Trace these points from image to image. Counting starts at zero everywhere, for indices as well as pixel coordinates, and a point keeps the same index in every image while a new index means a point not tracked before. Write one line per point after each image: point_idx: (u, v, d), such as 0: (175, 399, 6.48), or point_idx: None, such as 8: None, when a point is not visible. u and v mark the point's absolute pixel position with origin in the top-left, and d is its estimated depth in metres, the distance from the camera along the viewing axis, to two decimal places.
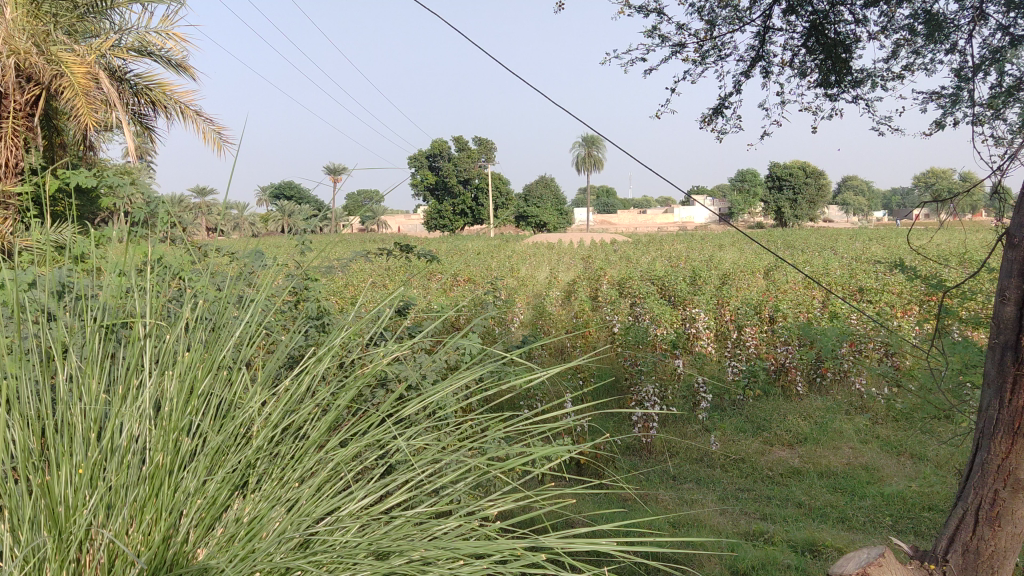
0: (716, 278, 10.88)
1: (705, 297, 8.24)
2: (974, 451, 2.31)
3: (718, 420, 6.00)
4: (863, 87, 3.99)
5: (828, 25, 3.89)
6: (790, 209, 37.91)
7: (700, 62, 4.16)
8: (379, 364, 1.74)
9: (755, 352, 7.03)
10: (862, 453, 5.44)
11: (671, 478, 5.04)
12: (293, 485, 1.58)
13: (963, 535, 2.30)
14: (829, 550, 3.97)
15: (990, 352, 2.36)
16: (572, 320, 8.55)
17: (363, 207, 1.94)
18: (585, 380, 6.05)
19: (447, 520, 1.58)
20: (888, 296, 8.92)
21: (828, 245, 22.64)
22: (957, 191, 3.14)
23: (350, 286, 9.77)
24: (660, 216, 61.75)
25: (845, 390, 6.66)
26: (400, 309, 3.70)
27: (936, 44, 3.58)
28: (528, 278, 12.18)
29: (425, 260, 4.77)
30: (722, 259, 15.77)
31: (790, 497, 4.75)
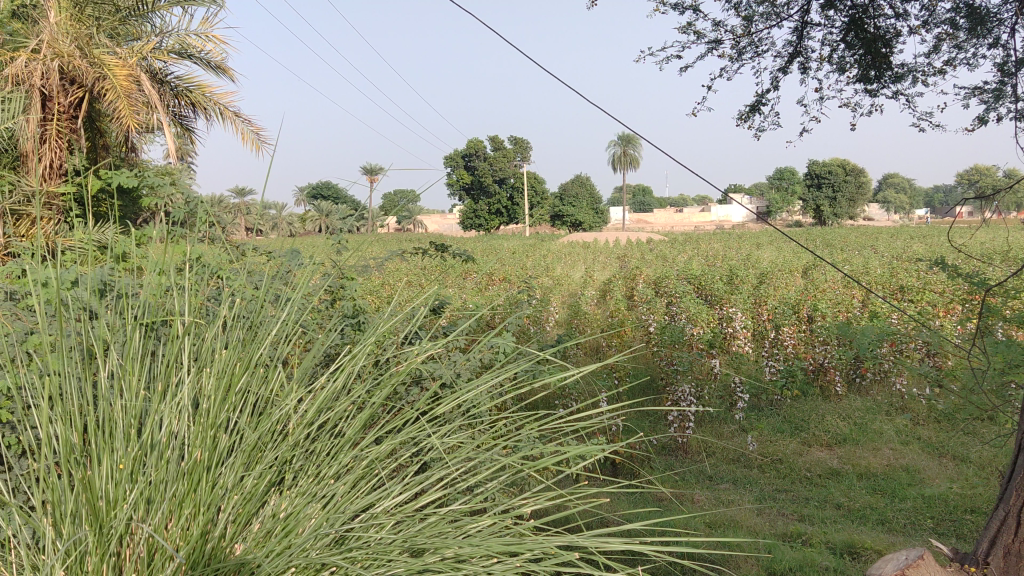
0: (754, 277, 10.78)
1: (742, 296, 8.16)
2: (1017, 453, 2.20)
3: (755, 420, 5.94)
4: (903, 83, 3.92)
5: (868, 19, 3.83)
6: (828, 207, 37.43)
7: (737, 60, 4.11)
8: (413, 362, 1.75)
9: (793, 352, 6.94)
10: (903, 455, 5.36)
11: (708, 479, 5.01)
12: (328, 482, 1.59)
13: (1004, 538, 2.18)
14: (868, 552, 3.91)
15: None
16: (608, 319, 8.50)
17: (399, 207, 1.95)
18: (620, 379, 6.05)
19: (481, 518, 1.58)
20: (929, 295, 8.78)
21: (869, 242, 22.36)
22: (1001, 189, 3.06)
23: (386, 286, 9.82)
24: (697, 215, 61.19)
25: (885, 391, 6.56)
26: (435, 308, 3.72)
27: (979, 38, 3.52)
28: (562, 278, 12.16)
29: (460, 259, 4.77)
30: (761, 258, 15.58)
31: (829, 498, 4.70)
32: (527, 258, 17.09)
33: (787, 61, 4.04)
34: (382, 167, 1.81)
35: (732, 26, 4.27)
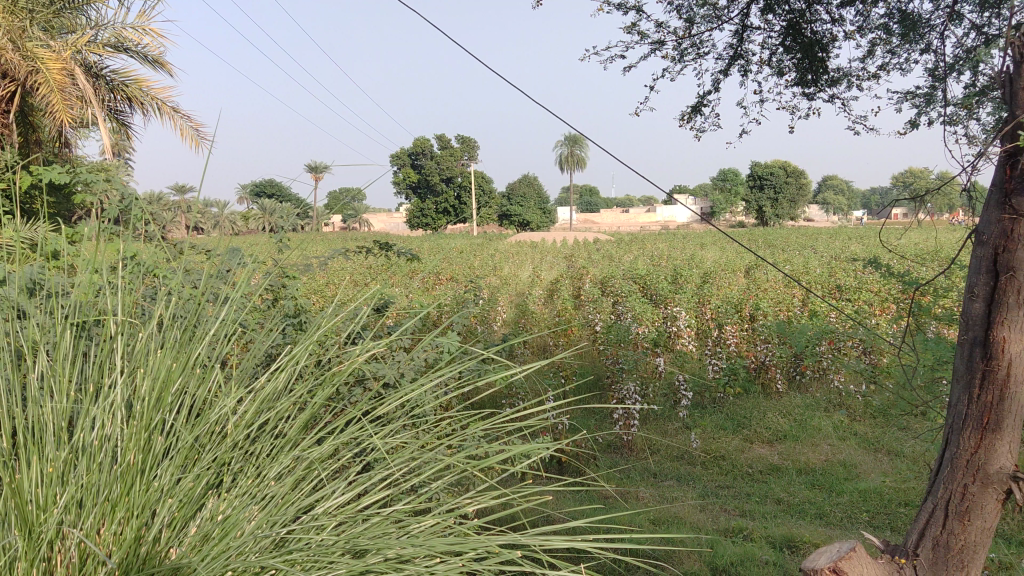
0: (697, 277, 10.93)
1: (686, 295, 8.26)
2: (942, 447, 2.24)
3: (698, 418, 6.03)
4: (839, 86, 4.01)
5: (805, 24, 3.91)
6: (771, 208, 38.12)
7: (679, 61, 4.16)
8: (355, 362, 1.73)
9: (736, 350, 7.05)
10: (840, 450, 5.48)
11: (652, 476, 5.07)
12: (268, 483, 1.56)
13: (933, 530, 2.21)
14: (807, 546, 3.99)
15: (959, 348, 2.25)
16: (554, 318, 8.54)
17: (343, 205, 1.93)
18: (566, 378, 6.08)
19: (423, 518, 1.57)
20: (866, 294, 8.99)
21: (809, 242, 22.85)
22: (933, 191, 3.14)
23: (330, 285, 9.72)
24: (644, 215, 61.70)
25: (823, 388, 6.70)
26: (379, 307, 3.70)
27: (911, 44, 3.61)
28: (509, 277, 12.18)
29: (405, 257, 4.75)
30: (704, 258, 15.81)
31: (769, 494, 4.78)
32: (474, 258, 17.08)
33: (727, 63, 4.10)
34: (324, 164, 1.78)
35: (674, 27, 4.32)
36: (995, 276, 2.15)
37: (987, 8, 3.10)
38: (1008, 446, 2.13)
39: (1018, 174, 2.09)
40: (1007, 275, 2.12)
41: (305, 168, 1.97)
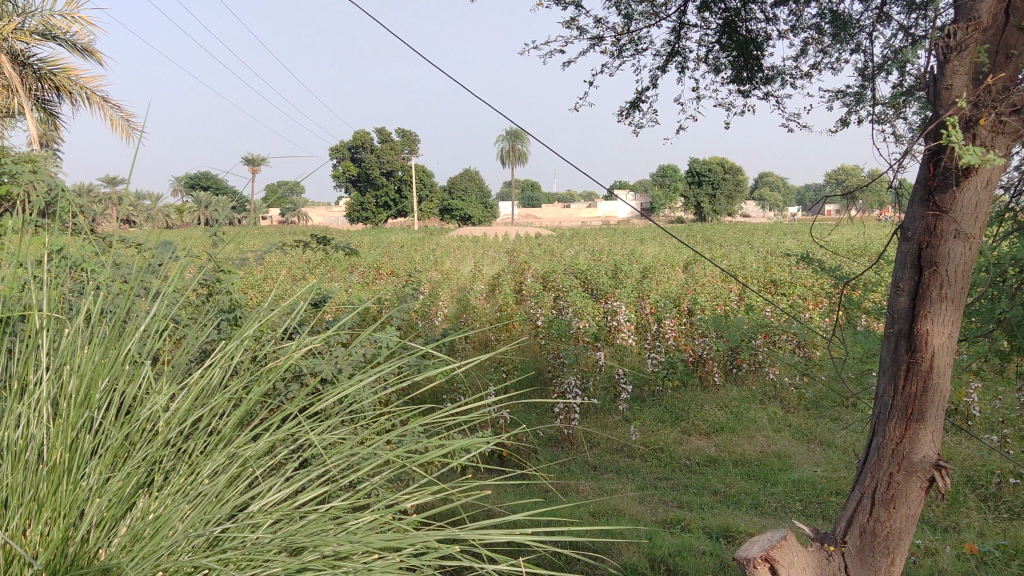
0: (637, 271, 11.05)
1: (626, 290, 8.34)
2: (870, 437, 2.30)
3: (637, 411, 6.10)
4: (773, 84, 4.09)
5: (740, 22, 3.98)
6: (709, 204, 38.72)
7: (618, 56, 4.19)
8: (291, 357, 1.70)
9: (674, 344, 7.14)
10: (775, 441, 5.60)
11: (592, 468, 5.11)
12: (201, 482, 1.53)
13: (860, 517, 2.28)
14: (742, 536, 4.07)
15: (885, 340, 2.32)
16: (496, 313, 8.55)
17: (283, 198, 1.89)
18: (507, 372, 6.09)
19: (362, 514, 1.55)
20: (799, 289, 9.20)
21: (746, 238, 23.30)
22: (864, 188, 3.22)
23: (269, 280, 9.59)
24: (585, 210, 62.11)
25: (759, 380, 6.83)
26: (316, 301, 3.65)
27: (842, 44, 3.70)
28: (450, 272, 12.14)
29: (344, 251, 4.70)
30: (644, 252, 15.98)
31: (706, 485, 4.87)
32: (415, 252, 17.00)
33: (664, 60, 4.15)
34: (262, 156, 1.75)
35: (613, 23, 4.35)
36: (919, 271, 2.21)
37: (914, 10, 3.19)
38: (931, 435, 2.20)
39: (941, 171, 2.15)
40: (931, 269, 2.18)
41: (243, 160, 1.93)
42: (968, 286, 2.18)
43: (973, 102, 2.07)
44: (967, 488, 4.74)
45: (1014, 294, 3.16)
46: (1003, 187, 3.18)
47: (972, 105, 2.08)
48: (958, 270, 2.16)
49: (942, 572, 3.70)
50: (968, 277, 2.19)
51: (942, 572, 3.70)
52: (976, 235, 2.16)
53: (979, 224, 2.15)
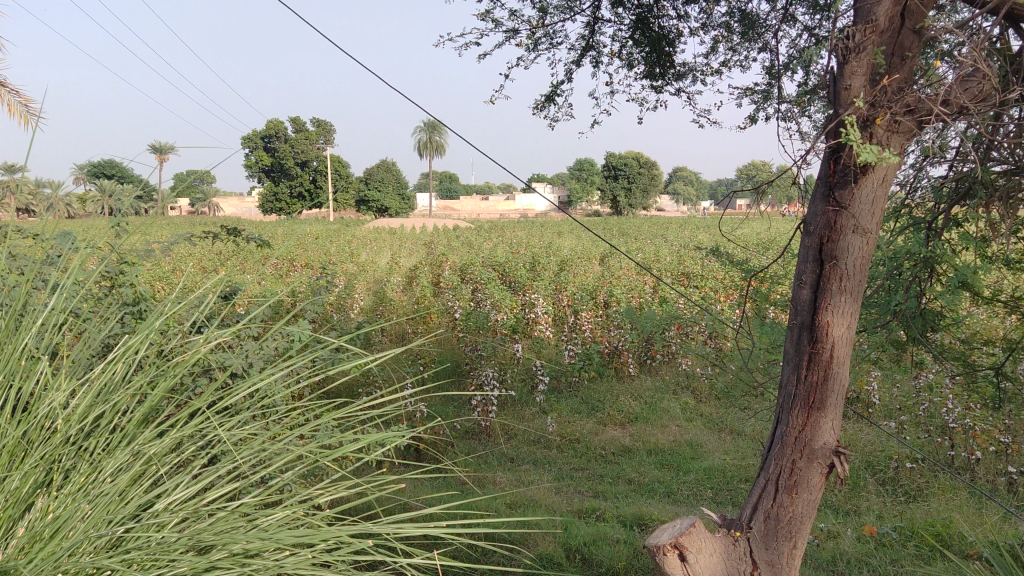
0: (555, 264, 11.14)
1: (544, 283, 8.40)
2: (774, 425, 2.36)
3: (554, 403, 6.15)
4: (684, 81, 4.17)
5: (653, 19, 4.04)
6: (625, 198, 39.29)
7: (533, 50, 4.21)
8: (198, 350, 1.64)
9: (590, 336, 7.23)
10: (687, 430, 5.73)
11: (509, 461, 5.15)
12: (103, 480, 1.47)
13: (764, 503, 2.34)
14: (655, 523, 4.15)
15: (789, 331, 2.39)
16: (413, 305, 8.50)
17: (192, 188, 1.83)
18: (424, 365, 6.07)
19: (273, 511, 1.51)
20: (711, 282, 9.43)
21: (661, 232, 23.78)
22: (772, 184, 3.32)
23: (179, 273, 9.31)
24: (505, 203, 62.24)
25: (673, 371, 6.97)
26: (227, 294, 3.56)
27: (750, 42, 3.79)
28: (367, 263, 12.02)
29: (256, 243, 4.60)
30: (561, 246, 16.12)
31: (621, 474, 4.95)
32: (331, 244, 16.73)
33: (579, 54, 4.18)
34: (168, 145, 1.69)
35: (529, 16, 4.36)
36: (820, 264, 2.29)
37: (818, 12, 3.30)
38: (831, 423, 2.28)
39: (841, 168, 2.23)
40: (831, 263, 2.25)
41: (149, 148, 1.87)
42: (865, 279, 2.27)
43: (870, 102, 2.14)
44: (867, 472, 4.93)
45: (911, 286, 3.29)
46: (900, 184, 3.32)
47: (869, 105, 2.15)
48: (857, 263, 2.25)
49: (844, 554, 3.85)
50: (865, 271, 2.27)
51: (843, 554, 3.85)
52: (873, 230, 2.24)
53: (876, 220, 2.24)
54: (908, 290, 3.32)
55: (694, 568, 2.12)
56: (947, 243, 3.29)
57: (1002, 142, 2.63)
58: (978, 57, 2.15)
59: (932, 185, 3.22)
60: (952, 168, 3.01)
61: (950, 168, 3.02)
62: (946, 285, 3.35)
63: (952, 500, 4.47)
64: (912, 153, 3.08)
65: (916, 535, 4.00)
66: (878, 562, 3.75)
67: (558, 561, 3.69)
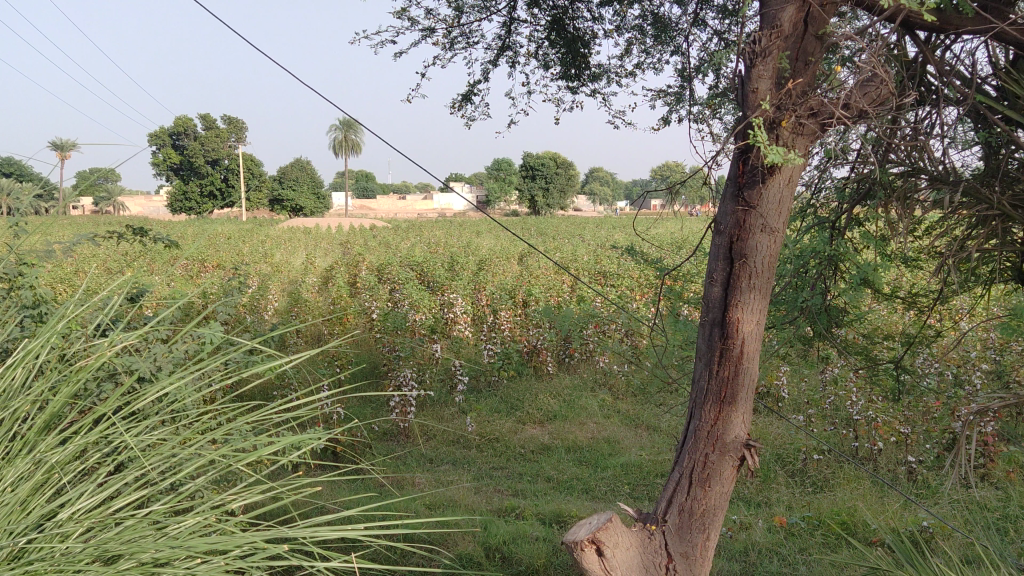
0: (473, 263, 11.15)
1: (462, 283, 8.40)
2: (687, 420, 2.41)
3: (473, 402, 6.16)
4: (599, 82, 4.23)
5: (568, 20, 4.08)
6: (542, 198, 39.58)
7: (449, 49, 4.20)
8: (103, 353, 1.58)
9: (509, 334, 7.25)
10: (605, 427, 5.81)
11: (427, 461, 5.13)
12: (3, 489, 1.40)
13: (679, 497, 2.39)
14: (573, 519, 4.20)
15: (701, 328, 2.44)
16: (329, 306, 8.39)
17: (97, 187, 1.76)
18: (341, 367, 5.99)
19: (184, 517, 1.46)
20: (627, 281, 9.59)
21: (578, 232, 24.06)
22: (684, 184, 3.38)
23: (82, 275, 8.97)
24: (423, 202, 61.95)
25: (590, 368, 7.06)
26: (134, 296, 3.44)
27: (662, 44, 3.87)
28: (281, 264, 11.79)
29: (163, 243, 4.46)
30: (478, 245, 16.12)
31: (540, 472, 4.98)
32: (243, 245, 16.35)
33: (495, 54, 4.19)
34: (69, 141, 1.62)
35: (444, 15, 4.35)
36: (730, 262, 2.35)
37: (727, 16, 3.38)
38: (741, 416, 2.35)
39: (749, 168, 2.29)
40: (741, 261, 2.32)
41: (52, 145, 1.79)
42: (773, 276, 2.34)
43: (775, 105, 2.22)
44: (777, 464, 5.08)
45: (817, 283, 3.41)
46: (805, 184, 3.43)
47: (774, 108, 2.22)
48: (765, 261, 2.32)
49: (755, 544, 3.97)
50: (773, 268, 2.34)
51: (755, 544, 3.96)
52: (780, 229, 2.31)
53: (783, 219, 2.31)
54: (814, 287, 3.44)
55: (611, 562, 2.15)
56: (850, 242, 3.41)
57: (898, 144, 2.75)
58: (876, 63, 2.25)
59: (835, 186, 3.34)
60: (854, 170, 3.13)
61: (852, 170, 3.15)
62: (848, 282, 3.48)
63: (856, 489, 4.65)
64: (816, 155, 3.20)
65: (823, 524, 4.15)
66: (788, 551, 3.87)
67: (478, 561, 3.69)
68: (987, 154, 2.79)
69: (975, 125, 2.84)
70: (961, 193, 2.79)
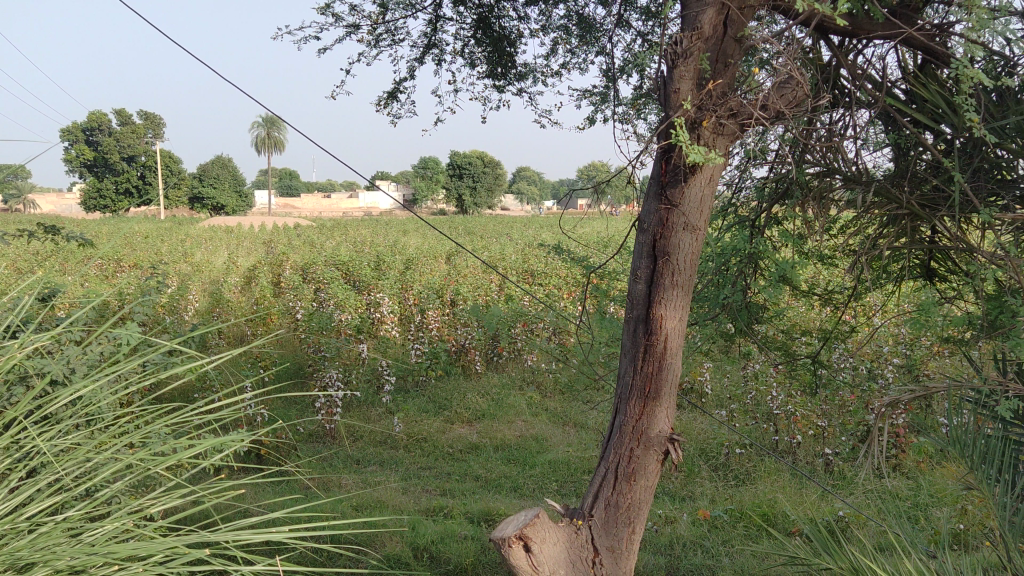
0: (401, 262, 11.07)
1: (389, 282, 8.33)
2: (613, 415, 2.44)
3: (400, 403, 6.12)
4: (525, 81, 4.25)
5: (494, 19, 4.09)
6: (470, 198, 39.53)
7: (374, 46, 4.17)
8: (16, 353, 1.51)
9: (437, 334, 7.23)
10: (533, 425, 5.84)
11: (355, 463, 5.08)
12: None
13: (605, 491, 2.41)
14: (501, 518, 4.21)
15: (625, 325, 2.48)
16: (252, 307, 8.23)
17: (8, 185, 1.69)
18: (264, 367, 5.88)
19: (103, 523, 1.41)
20: (554, 280, 9.65)
21: (506, 231, 24.13)
22: (609, 182, 3.42)
23: None
24: (349, 201, 61.24)
25: (518, 367, 7.08)
26: (46, 295, 3.31)
27: (587, 45, 3.91)
28: (201, 263, 11.51)
29: (77, 241, 4.30)
30: (405, 244, 16.01)
31: (469, 471, 4.98)
32: (161, 243, 15.90)
33: (421, 51, 4.17)
34: None
35: (369, 11, 4.31)
36: (653, 260, 2.39)
37: (651, 18, 3.44)
38: (665, 411, 2.39)
39: (671, 168, 2.33)
40: (663, 259, 2.36)
41: None
42: (694, 274, 2.39)
43: (697, 105, 2.26)
44: (701, 459, 5.18)
45: (737, 281, 3.49)
46: (727, 184, 3.50)
47: (696, 108, 2.27)
48: (687, 259, 2.37)
49: (679, 538, 4.04)
50: (694, 265, 2.39)
51: (679, 538, 4.03)
52: (701, 228, 2.37)
53: (703, 218, 2.37)
54: (734, 285, 3.52)
55: (538, 557, 2.16)
56: (769, 240, 3.50)
57: (813, 145, 2.83)
58: (792, 66, 2.31)
59: (755, 185, 3.44)
60: (772, 170, 3.23)
61: (771, 170, 3.23)
62: (768, 280, 3.57)
63: (776, 482, 4.78)
64: (736, 155, 3.28)
65: (745, 516, 4.25)
66: (711, 543, 3.96)
67: (406, 561, 3.66)
68: (898, 155, 2.90)
69: (885, 128, 2.94)
70: (873, 193, 2.89)
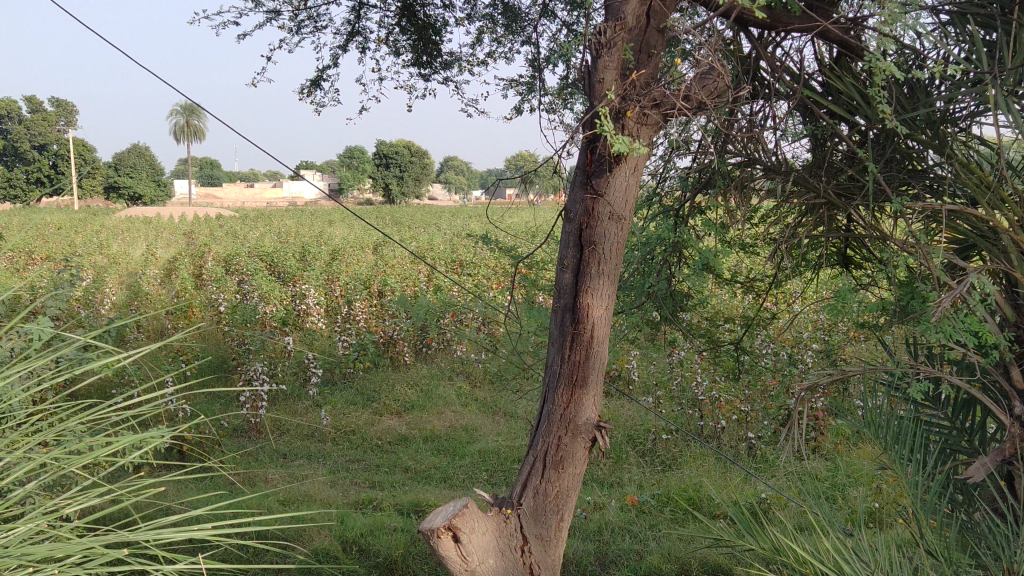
0: (327, 253, 10.93)
1: (314, 273, 8.21)
2: (540, 405, 2.45)
3: (328, 395, 6.05)
4: (451, 70, 4.22)
5: (418, 7, 4.05)
6: (398, 188, 39.21)
7: (296, 32, 4.08)
8: None
9: (364, 326, 7.15)
10: (463, 416, 5.84)
11: (281, 457, 5.00)
12: None
13: (533, 478, 2.42)
14: (431, 509, 4.20)
15: (552, 313, 2.48)
16: (172, 300, 8.02)
17: None
18: (185, 361, 5.73)
19: (17, 524, 1.35)
20: (483, 270, 9.65)
21: (433, 220, 23.99)
22: (537, 172, 3.41)
23: None
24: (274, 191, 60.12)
25: (447, 357, 7.06)
26: None
27: (513, 34, 3.89)
28: (118, 255, 11.15)
29: None
30: (332, 235, 15.78)
31: (398, 463, 4.96)
32: (74, 233, 15.33)
33: (345, 39, 4.10)
34: None
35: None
36: (580, 250, 2.40)
37: (575, 8, 3.45)
38: (592, 399, 2.41)
39: (597, 157, 2.35)
40: (590, 248, 2.38)
41: None
42: (619, 263, 2.42)
43: (621, 95, 2.28)
44: (628, 445, 5.26)
45: (662, 270, 3.54)
46: (651, 174, 3.55)
47: (620, 98, 2.29)
48: (612, 248, 2.39)
49: (608, 523, 4.09)
50: (619, 254, 2.42)
51: (607, 524, 4.08)
52: (626, 217, 2.40)
53: (628, 207, 2.39)
54: (659, 273, 3.58)
55: (467, 548, 2.16)
56: (692, 228, 3.56)
57: (735, 136, 2.89)
58: (712, 57, 2.35)
59: (678, 175, 3.49)
60: (696, 160, 3.29)
61: (694, 159, 3.29)
62: (691, 269, 3.63)
63: (701, 466, 4.88)
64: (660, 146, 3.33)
65: (671, 501, 4.33)
66: (638, 528, 4.02)
67: (334, 555, 3.63)
68: (815, 146, 2.97)
69: (803, 119, 3.02)
70: (792, 183, 2.97)
